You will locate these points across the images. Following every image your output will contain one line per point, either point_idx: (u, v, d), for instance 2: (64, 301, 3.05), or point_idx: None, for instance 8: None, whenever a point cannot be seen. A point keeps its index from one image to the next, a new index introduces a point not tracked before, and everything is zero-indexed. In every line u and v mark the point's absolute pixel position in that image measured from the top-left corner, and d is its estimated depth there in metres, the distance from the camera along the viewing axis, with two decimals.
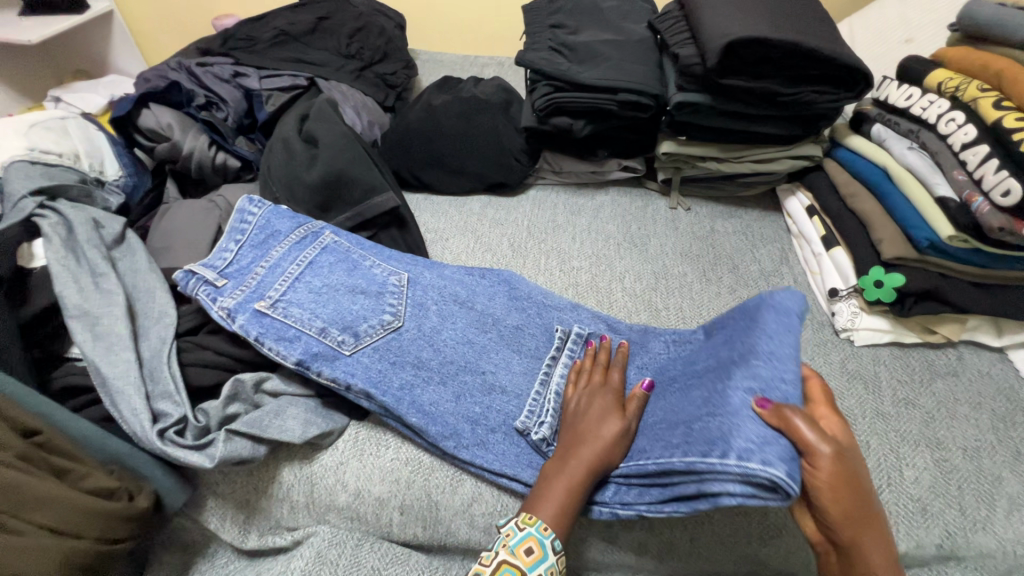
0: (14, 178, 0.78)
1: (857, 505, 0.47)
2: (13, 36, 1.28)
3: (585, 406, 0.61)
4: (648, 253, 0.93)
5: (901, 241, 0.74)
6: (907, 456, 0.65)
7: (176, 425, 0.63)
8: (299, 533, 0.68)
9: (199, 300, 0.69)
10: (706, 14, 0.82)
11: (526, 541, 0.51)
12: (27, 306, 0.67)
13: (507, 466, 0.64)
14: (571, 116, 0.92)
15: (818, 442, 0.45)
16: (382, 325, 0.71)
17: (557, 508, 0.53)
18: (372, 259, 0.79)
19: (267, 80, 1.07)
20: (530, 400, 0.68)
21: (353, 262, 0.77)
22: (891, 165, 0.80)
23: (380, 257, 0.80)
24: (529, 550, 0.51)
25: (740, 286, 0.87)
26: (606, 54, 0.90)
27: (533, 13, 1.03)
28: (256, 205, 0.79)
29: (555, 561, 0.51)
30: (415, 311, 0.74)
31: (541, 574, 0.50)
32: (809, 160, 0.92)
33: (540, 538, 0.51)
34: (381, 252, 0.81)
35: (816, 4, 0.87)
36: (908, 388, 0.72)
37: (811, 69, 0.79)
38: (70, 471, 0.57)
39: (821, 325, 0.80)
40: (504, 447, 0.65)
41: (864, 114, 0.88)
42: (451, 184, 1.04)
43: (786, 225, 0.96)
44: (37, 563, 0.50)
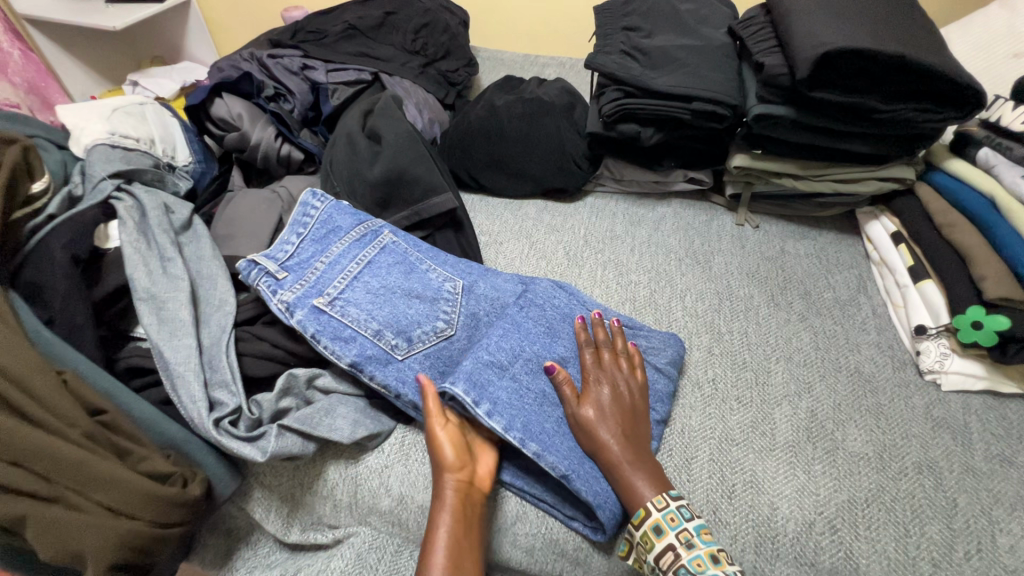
0: (95, 160, 0.81)
1: (617, 425, 0.61)
2: (100, 22, 1.35)
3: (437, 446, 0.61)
4: (713, 272, 0.88)
5: (1008, 279, 0.66)
6: (1001, 521, 0.59)
7: (231, 415, 0.64)
8: (341, 532, 0.68)
9: (260, 291, 0.69)
10: (798, 20, 0.76)
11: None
12: (100, 286, 0.69)
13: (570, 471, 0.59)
14: (639, 124, 0.89)
15: (584, 401, 0.63)
16: (435, 332, 0.70)
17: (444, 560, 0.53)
18: (428, 263, 0.78)
19: (333, 74, 1.08)
20: None
21: (409, 262, 0.77)
22: (999, 196, 0.72)
23: (437, 261, 0.79)
24: None
25: (811, 313, 0.81)
26: (682, 60, 0.86)
27: (605, 15, 0.99)
28: (319, 200, 0.79)
29: None
30: (468, 322, 0.73)
31: None
32: (898, 182, 0.85)
33: None
34: (438, 257, 0.80)
35: (921, 13, 0.80)
36: (1004, 444, 0.65)
37: (913, 84, 0.72)
38: (131, 453, 0.58)
39: (903, 364, 0.74)
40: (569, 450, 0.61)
41: (968, 136, 0.80)
42: (509, 187, 1.02)
43: (866, 250, 0.90)
44: (96, 539, 0.53)
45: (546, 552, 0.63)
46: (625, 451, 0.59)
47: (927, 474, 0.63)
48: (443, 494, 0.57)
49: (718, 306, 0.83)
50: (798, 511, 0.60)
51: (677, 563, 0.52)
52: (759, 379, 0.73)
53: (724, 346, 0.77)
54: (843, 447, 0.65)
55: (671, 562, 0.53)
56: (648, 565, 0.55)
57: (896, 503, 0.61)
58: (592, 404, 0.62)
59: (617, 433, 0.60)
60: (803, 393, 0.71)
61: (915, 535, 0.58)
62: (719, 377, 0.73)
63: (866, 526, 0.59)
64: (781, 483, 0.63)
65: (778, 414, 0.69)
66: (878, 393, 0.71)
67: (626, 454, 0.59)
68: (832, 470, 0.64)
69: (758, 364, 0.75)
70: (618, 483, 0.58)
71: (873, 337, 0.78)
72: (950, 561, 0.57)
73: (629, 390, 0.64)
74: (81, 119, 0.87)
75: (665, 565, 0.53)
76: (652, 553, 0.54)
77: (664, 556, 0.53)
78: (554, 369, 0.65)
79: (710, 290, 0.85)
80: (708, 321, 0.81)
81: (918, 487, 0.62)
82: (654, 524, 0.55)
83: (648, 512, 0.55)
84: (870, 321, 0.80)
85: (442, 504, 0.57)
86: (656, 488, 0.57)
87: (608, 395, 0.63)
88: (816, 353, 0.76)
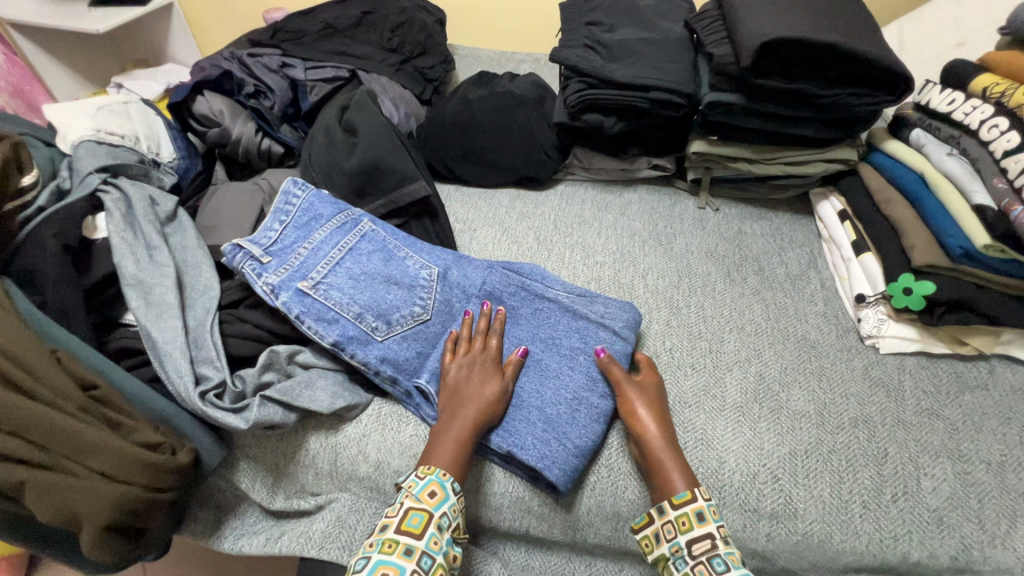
0: (81, 155, 0.85)
1: (666, 425, 0.66)
2: (82, 25, 1.38)
3: (467, 375, 0.69)
4: (674, 251, 0.93)
5: (933, 248, 0.72)
6: (926, 467, 0.64)
7: (216, 388, 0.68)
8: (322, 498, 0.73)
9: (245, 275, 0.73)
10: (744, 13, 0.81)
11: (429, 487, 0.59)
12: (90, 273, 0.73)
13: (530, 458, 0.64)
14: (602, 113, 0.94)
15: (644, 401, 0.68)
16: (412, 317, 0.75)
17: (448, 457, 0.61)
18: (406, 251, 0.82)
19: (312, 71, 1.12)
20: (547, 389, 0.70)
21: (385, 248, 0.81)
22: (929, 172, 0.78)
23: (415, 249, 0.83)
24: (432, 493, 0.59)
25: (764, 288, 0.86)
26: (641, 52, 0.91)
27: (570, 11, 1.04)
28: (299, 188, 0.82)
29: (456, 501, 0.60)
30: (443, 312, 0.78)
31: (444, 511, 0.58)
32: (843, 164, 0.90)
33: (440, 481, 0.59)
34: (415, 245, 0.84)
35: (859, 4, 0.86)
36: (933, 399, 0.71)
37: (847, 71, 0.78)
38: (122, 425, 0.62)
39: (846, 331, 0.79)
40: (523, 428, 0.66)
41: (903, 119, 0.86)
42: (482, 176, 1.07)
43: (818, 229, 0.95)
44: (94, 500, 0.57)
45: (513, 508, 0.68)
46: (662, 440, 0.64)
47: (862, 427, 0.68)
48: (463, 411, 0.65)
49: (677, 283, 0.88)
50: (744, 464, 0.66)
51: (712, 552, 0.56)
52: (713, 348, 0.78)
53: (681, 318, 0.82)
54: (787, 406, 0.71)
55: (706, 550, 0.56)
56: (673, 545, 0.58)
57: (832, 454, 0.66)
58: (652, 403, 0.68)
59: (671, 433, 0.65)
60: (753, 359, 0.77)
61: (848, 482, 0.64)
62: (676, 347, 0.79)
63: (804, 474, 0.64)
64: (730, 439, 0.68)
65: (728, 379, 0.74)
66: (821, 357, 0.76)
67: (669, 447, 0.63)
68: (776, 426, 0.69)
69: (713, 334, 0.80)
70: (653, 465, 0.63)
71: (820, 307, 0.83)
72: (879, 502, 0.62)
73: (652, 389, 0.70)
74: (67, 117, 0.91)
75: (698, 551, 0.56)
76: (687, 536, 0.57)
77: (701, 542, 0.57)
78: (518, 355, 0.71)
79: (671, 268, 0.90)
80: (668, 297, 0.86)
81: (853, 439, 0.67)
82: (698, 510, 0.58)
83: (692, 496, 0.59)
84: (818, 293, 0.85)
85: (455, 418, 0.64)
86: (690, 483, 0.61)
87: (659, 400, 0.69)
88: (767, 323, 0.81)
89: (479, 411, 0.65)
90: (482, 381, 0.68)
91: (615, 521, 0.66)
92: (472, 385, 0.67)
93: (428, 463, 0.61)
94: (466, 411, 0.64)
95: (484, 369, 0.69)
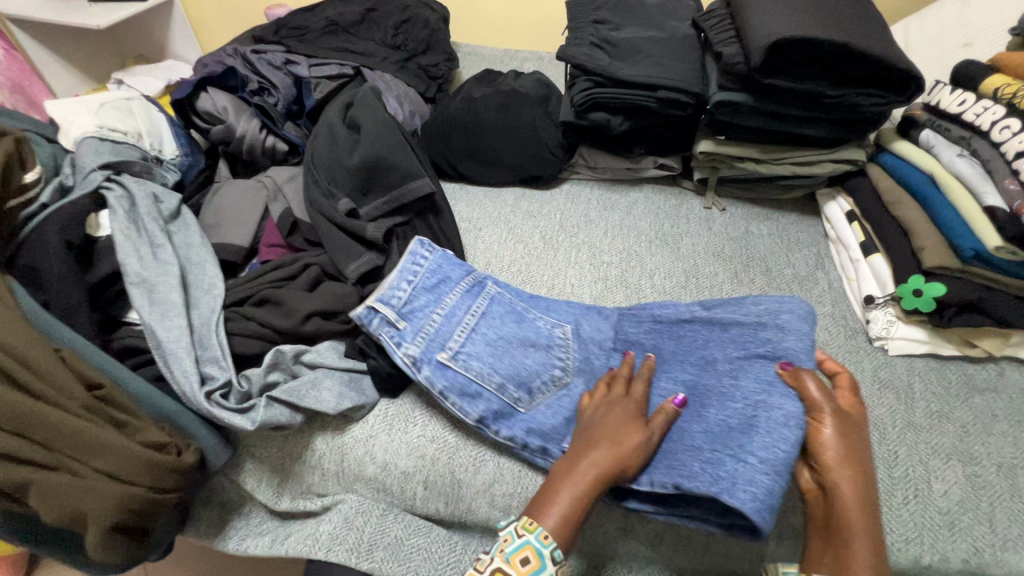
0: (84, 152, 0.84)
1: (859, 481, 0.53)
2: (82, 20, 1.37)
3: (605, 414, 0.60)
4: (680, 252, 0.93)
5: (943, 249, 0.72)
6: (936, 469, 0.64)
7: (221, 388, 0.68)
8: (329, 500, 0.72)
9: (382, 342, 0.70)
10: (752, 12, 0.81)
11: (523, 550, 0.50)
12: (93, 272, 0.73)
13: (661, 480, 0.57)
14: (608, 112, 0.93)
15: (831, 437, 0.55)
16: (554, 382, 0.70)
17: (561, 514, 0.51)
18: (535, 311, 0.76)
19: (315, 68, 1.11)
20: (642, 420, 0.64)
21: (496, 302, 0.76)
22: (940, 173, 0.77)
23: (543, 308, 0.77)
24: (525, 560, 0.49)
25: (771, 288, 0.86)
26: (649, 51, 0.91)
27: (577, 9, 1.04)
28: (427, 248, 0.78)
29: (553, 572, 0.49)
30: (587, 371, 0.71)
31: None
32: (851, 164, 0.90)
33: (536, 547, 0.49)
34: (543, 303, 0.78)
35: (867, 4, 0.85)
36: (943, 401, 0.70)
37: (857, 71, 0.77)
38: (127, 424, 0.61)
39: (855, 333, 0.79)
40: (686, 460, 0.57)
41: (914, 119, 0.85)
42: (487, 175, 1.06)
43: (825, 230, 0.95)
44: (99, 502, 0.56)
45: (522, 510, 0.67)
46: (860, 498, 0.53)
47: (871, 429, 0.68)
48: (586, 455, 0.55)
49: (685, 283, 0.88)
50: None
51: None
52: None
53: None
54: None
55: None
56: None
57: None
58: (840, 441, 0.55)
59: (868, 490, 0.54)
60: None
61: None
62: None
63: None
64: None
65: None
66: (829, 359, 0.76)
67: (857, 506, 0.52)
68: None
69: None
70: (843, 533, 0.52)
71: (828, 309, 0.83)
72: (889, 505, 0.62)
73: (856, 418, 0.58)
74: (69, 113, 0.90)
75: None
76: None
77: None
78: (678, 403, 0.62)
79: (678, 268, 0.90)
80: (676, 297, 0.85)
81: None
82: None
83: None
84: (825, 294, 0.85)
85: (572, 468, 0.54)
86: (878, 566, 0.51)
87: (855, 435, 0.56)
88: None
89: (618, 457, 0.54)
90: (631, 421, 0.58)
91: (623, 523, 0.65)
92: (620, 423, 0.58)
93: (534, 518, 0.51)
94: (601, 452, 0.55)
95: (634, 411, 0.60)
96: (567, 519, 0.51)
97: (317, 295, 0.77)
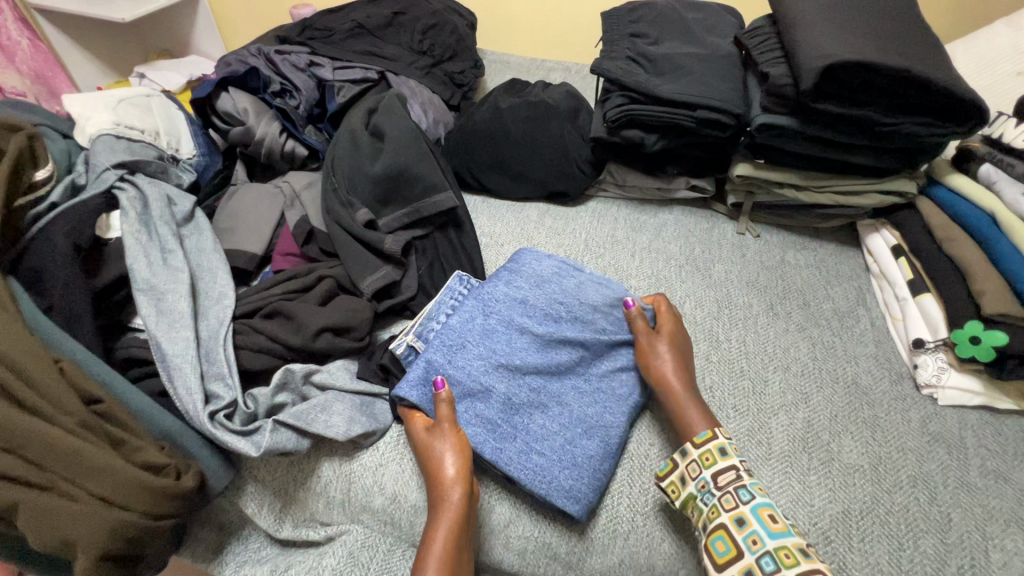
0: (99, 150, 0.81)
1: (658, 366, 0.69)
2: (108, 12, 1.35)
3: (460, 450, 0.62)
4: (712, 279, 0.88)
5: (1007, 296, 0.66)
6: (994, 537, 0.59)
7: (226, 408, 0.64)
8: (333, 529, 0.68)
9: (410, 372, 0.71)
10: (804, 31, 0.77)
11: None
12: (100, 276, 0.69)
13: (525, 474, 0.61)
14: (643, 130, 0.89)
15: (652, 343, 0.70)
16: (555, 412, 0.66)
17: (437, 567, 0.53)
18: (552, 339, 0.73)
19: (340, 72, 1.09)
20: (560, 441, 0.63)
21: (544, 313, 0.72)
22: (1000, 211, 0.73)
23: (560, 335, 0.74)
24: None
25: (810, 324, 0.81)
26: (689, 67, 0.86)
27: (612, 21, 1.00)
28: (464, 284, 0.79)
29: None
30: (612, 401, 0.68)
31: None
32: (900, 196, 0.85)
33: None
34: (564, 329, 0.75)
35: (926, 28, 0.80)
36: (999, 460, 0.65)
37: (915, 99, 0.72)
38: (124, 443, 0.58)
39: (900, 378, 0.74)
40: (521, 457, 0.62)
41: (970, 152, 0.81)
42: (511, 189, 1.02)
43: (866, 262, 0.90)
44: (90, 529, 0.53)
45: (538, 555, 0.62)
46: (685, 386, 0.67)
47: (921, 488, 0.63)
48: (448, 496, 0.57)
49: (717, 314, 0.82)
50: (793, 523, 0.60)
51: (739, 483, 0.58)
52: (756, 388, 0.73)
53: (721, 353, 0.77)
54: (839, 459, 0.66)
55: (732, 480, 0.58)
56: (698, 482, 0.59)
57: (889, 516, 0.60)
58: (651, 351, 0.70)
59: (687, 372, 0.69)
60: (800, 404, 0.71)
61: (908, 549, 0.58)
62: (717, 385, 0.73)
63: (860, 538, 0.59)
64: (777, 493, 0.63)
65: (774, 423, 0.69)
66: (874, 406, 0.71)
67: (686, 389, 0.66)
68: (826, 481, 0.64)
69: (756, 373, 0.75)
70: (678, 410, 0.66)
71: (871, 350, 0.78)
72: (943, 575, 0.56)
73: (673, 343, 0.71)
74: (86, 108, 0.88)
75: (725, 481, 0.58)
76: (712, 470, 0.59)
77: (726, 474, 0.59)
78: (631, 308, 0.73)
79: (709, 298, 0.85)
80: (706, 328, 0.81)
81: (913, 501, 0.62)
82: (719, 446, 0.61)
83: (713, 436, 0.62)
84: (868, 333, 0.80)
85: (441, 509, 0.56)
86: (709, 421, 0.64)
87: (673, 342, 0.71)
88: (814, 363, 0.76)
89: (451, 525, 0.55)
90: (443, 482, 0.58)
91: None
92: (435, 483, 0.59)
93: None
94: (439, 517, 0.56)
95: (438, 470, 0.59)
96: (446, 560, 0.54)
97: (330, 311, 0.73)
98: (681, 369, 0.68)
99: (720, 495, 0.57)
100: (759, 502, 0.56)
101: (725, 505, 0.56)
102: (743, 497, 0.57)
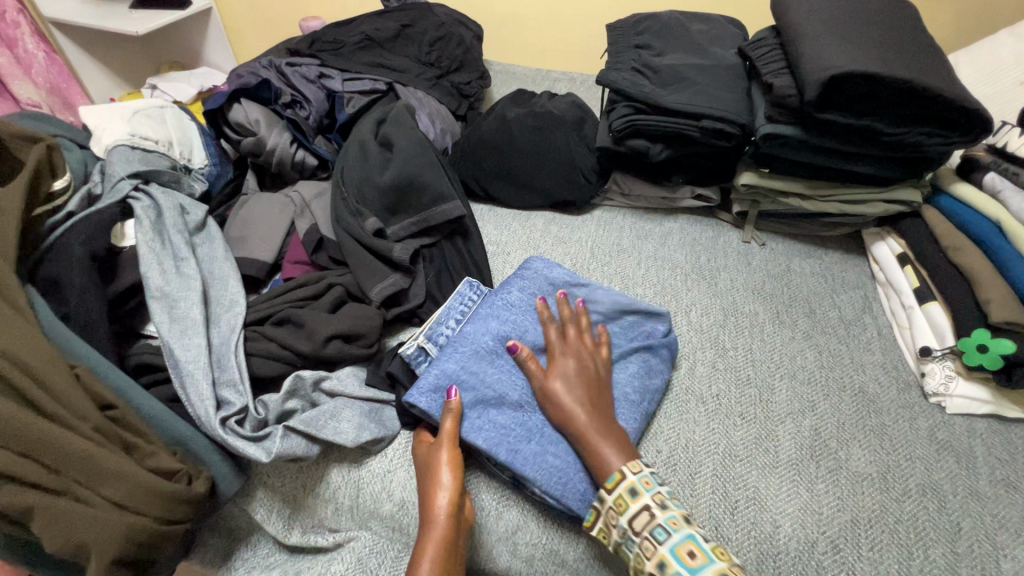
0: (115, 160, 0.83)
1: (564, 403, 0.63)
2: (122, 26, 1.38)
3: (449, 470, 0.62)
4: (718, 287, 0.88)
5: (1015, 304, 0.66)
6: (1005, 546, 0.58)
7: (237, 414, 0.65)
8: (340, 536, 0.69)
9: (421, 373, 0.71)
10: (808, 43, 0.78)
11: None
12: (115, 283, 0.71)
13: (541, 474, 0.60)
14: (648, 140, 0.90)
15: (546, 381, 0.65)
16: None
17: None
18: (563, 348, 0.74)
19: (349, 83, 1.10)
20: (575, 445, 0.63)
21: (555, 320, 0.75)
22: (1007, 220, 0.73)
23: None
24: None
25: (816, 332, 0.81)
26: (693, 79, 0.87)
27: (618, 33, 1.01)
28: (475, 291, 0.81)
29: None
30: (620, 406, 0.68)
31: None
32: (905, 205, 0.86)
33: None
34: None
35: (929, 39, 0.81)
36: (1009, 469, 0.65)
37: (921, 109, 0.73)
38: (137, 449, 0.59)
39: (907, 386, 0.74)
40: (539, 457, 0.62)
41: (975, 161, 0.82)
42: (518, 198, 1.03)
43: (871, 270, 0.90)
44: (105, 534, 0.54)
45: (546, 562, 0.62)
46: (594, 421, 0.61)
47: (930, 496, 0.63)
48: (432, 518, 0.56)
49: (723, 322, 0.83)
50: (801, 530, 0.60)
51: (653, 522, 0.53)
52: (763, 397, 0.73)
53: (727, 361, 0.78)
54: (847, 467, 0.65)
55: (646, 522, 0.53)
56: (619, 529, 0.55)
57: (899, 525, 0.60)
58: (556, 390, 0.64)
59: (603, 409, 0.63)
60: (807, 411, 0.71)
61: (918, 559, 0.58)
62: (723, 393, 0.74)
63: (869, 547, 0.59)
64: (784, 501, 0.63)
65: (781, 432, 0.69)
66: (882, 414, 0.71)
67: (592, 424, 0.61)
68: (835, 489, 0.64)
69: (763, 381, 0.75)
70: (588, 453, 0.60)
71: (878, 357, 0.78)
72: None
73: (574, 373, 0.65)
74: (103, 120, 0.90)
75: (639, 526, 0.53)
76: (626, 515, 0.54)
77: (640, 516, 0.54)
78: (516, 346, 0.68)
79: (715, 305, 0.85)
80: (713, 336, 0.81)
81: (921, 509, 0.61)
82: (629, 487, 0.56)
83: (622, 475, 0.56)
84: (874, 341, 0.80)
85: (427, 531, 0.55)
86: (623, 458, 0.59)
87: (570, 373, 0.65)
88: (820, 371, 0.76)
89: (438, 548, 0.54)
90: (432, 502, 0.57)
91: None
92: (426, 503, 0.58)
93: None
94: (424, 539, 0.54)
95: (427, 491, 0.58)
96: None
97: (340, 319, 0.74)
98: (592, 403, 0.63)
99: (639, 541, 0.53)
100: (680, 538, 0.52)
101: (645, 552, 0.52)
102: (659, 538, 0.52)
